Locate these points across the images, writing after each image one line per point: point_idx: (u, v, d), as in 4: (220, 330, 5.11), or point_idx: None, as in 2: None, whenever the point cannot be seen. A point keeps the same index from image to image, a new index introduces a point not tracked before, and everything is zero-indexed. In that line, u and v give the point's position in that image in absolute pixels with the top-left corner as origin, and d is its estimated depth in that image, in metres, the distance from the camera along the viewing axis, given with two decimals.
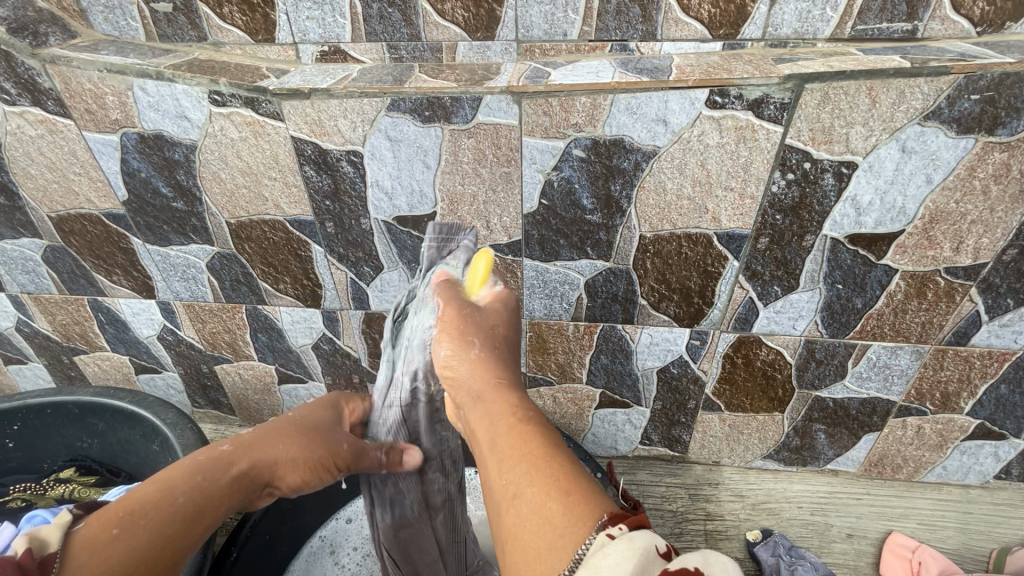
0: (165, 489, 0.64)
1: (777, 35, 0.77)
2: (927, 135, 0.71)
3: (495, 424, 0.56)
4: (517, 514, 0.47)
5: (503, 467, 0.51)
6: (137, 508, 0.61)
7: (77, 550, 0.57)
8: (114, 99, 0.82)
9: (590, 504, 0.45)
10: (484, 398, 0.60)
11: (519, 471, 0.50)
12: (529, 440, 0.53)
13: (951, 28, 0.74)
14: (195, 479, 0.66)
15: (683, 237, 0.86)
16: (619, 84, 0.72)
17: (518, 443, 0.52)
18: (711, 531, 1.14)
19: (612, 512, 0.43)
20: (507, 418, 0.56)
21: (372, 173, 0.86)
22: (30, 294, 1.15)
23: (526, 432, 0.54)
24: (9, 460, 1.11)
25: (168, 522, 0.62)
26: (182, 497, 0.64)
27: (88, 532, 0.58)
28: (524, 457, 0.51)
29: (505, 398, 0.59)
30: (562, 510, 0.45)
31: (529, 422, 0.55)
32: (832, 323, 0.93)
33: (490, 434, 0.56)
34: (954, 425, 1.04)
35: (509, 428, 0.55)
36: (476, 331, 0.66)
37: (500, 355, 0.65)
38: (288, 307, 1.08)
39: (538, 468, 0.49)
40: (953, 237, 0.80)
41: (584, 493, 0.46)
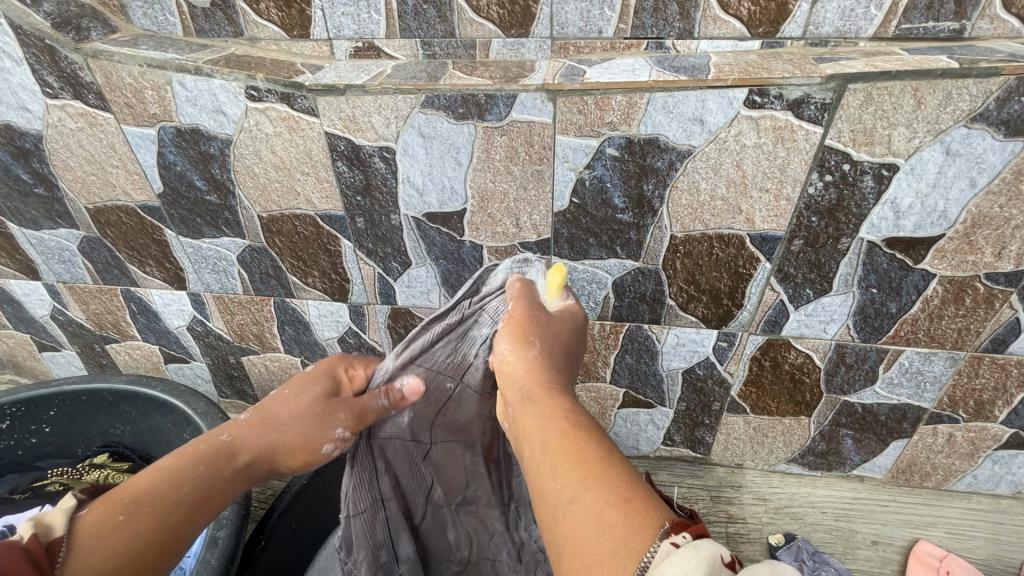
0: (168, 477, 0.61)
1: (818, 34, 0.76)
2: (973, 137, 0.70)
3: (548, 425, 0.55)
4: (572, 517, 0.46)
5: (555, 471, 0.50)
6: (140, 498, 0.59)
7: (85, 538, 0.56)
8: (153, 93, 0.84)
9: (650, 513, 0.44)
10: (534, 400, 0.59)
11: (575, 474, 0.49)
12: (586, 444, 0.52)
13: (1000, 27, 0.71)
14: (197, 467, 0.63)
15: (715, 237, 0.85)
16: (657, 82, 0.71)
17: (571, 447, 0.51)
18: (733, 533, 1.13)
19: (673, 520, 0.43)
20: (558, 421, 0.55)
21: (403, 170, 0.86)
22: (65, 284, 1.18)
23: (583, 438, 0.52)
24: (45, 445, 1.14)
25: (179, 511, 0.60)
26: (186, 487, 0.61)
27: (94, 520, 0.57)
28: (579, 462, 0.50)
29: (558, 403, 0.58)
30: (621, 517, 0.44)
31: (583, 426, 0.54)
32: (864, 328, 0.92)
33: (543, 435, 0.54)
34: (986, 434, 1.02)
35: (563, 432, 0.53)
36: (538, 333, 0.66)
37: (553, 362, 0.65)
38: (316, 300, 1.09)
39: (595, 475, 0.48)
40: (995, 242, 0.79)
41: (645, 500, 0.45)
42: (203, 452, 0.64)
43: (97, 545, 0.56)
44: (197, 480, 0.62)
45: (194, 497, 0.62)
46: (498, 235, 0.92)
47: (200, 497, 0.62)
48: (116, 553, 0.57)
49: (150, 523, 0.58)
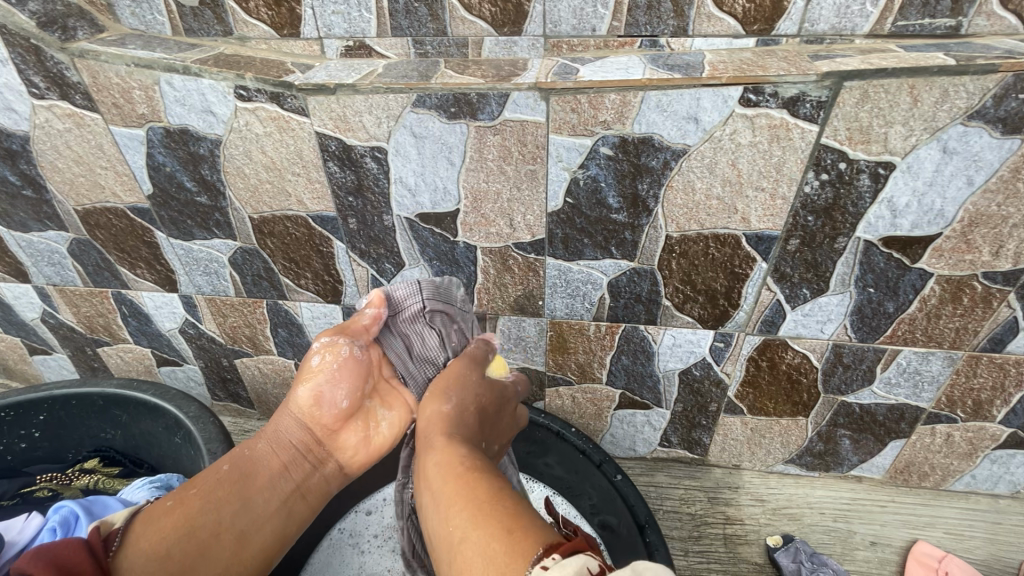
0: (212, 471, 0.73)
1: (814, 31, 0.75)
2: (970, 135, 0.69)
3: (444, 471, 0.64)
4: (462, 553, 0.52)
5: (453, 514, 0.57)
6: (188, 485, 0.71)
7: (135, 529, 0.66)
8: (141, 93, 0.82)
9: (529, 539, 0.49)
10: (433, 450, 0.69)
11: (470, 514, 0.56)
12: (473, 484, 0.60)
13: (997, 24, 0.71)
14: (240, 451, 0.76)
15: (711, 237, 0.85)
16: (651, 80, 0.71)
17: (461, 488, 0.60)
18: (730, 535, 1.12)
19: (547, 544, 0.48)
20: (452, 469, 0.64)
21: (395, 170, 0.85)
22: (55, 286, 1.16)
23: (470, 476, 0.62)
24: (36, 450, 1.12)
25: (219, 491, 0.70)
26: (227, 466, 0.74)
27: (149, 514, 0.68)
28: (470, 502, 0.57)
29: (452, 450, 0.68)
30: (504, 548, 0.49)
31: (473, 470, 0.63)
32: (861, 327, 0.91)
33: (445, 479, 0.63)
34: (985, 434, 1.01)
35: (455, 476, 0.62)
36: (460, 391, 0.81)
37: (461, 417, 0.77)
38: (309, 302, 1.08)
39: (485, 510, 0.56)
40: (992, 240, 0.78)
41: (526, 530, 0.51)
42: (244, 455, 0.75)
43: (147, 530, 0.65)
44: (235, 461, 0.75)
45: (232, 473, 0.73)
46: (492, 235, 0.91)
47: (240, 472, 0.73)
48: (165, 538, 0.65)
49: (195, 507, 0.68)
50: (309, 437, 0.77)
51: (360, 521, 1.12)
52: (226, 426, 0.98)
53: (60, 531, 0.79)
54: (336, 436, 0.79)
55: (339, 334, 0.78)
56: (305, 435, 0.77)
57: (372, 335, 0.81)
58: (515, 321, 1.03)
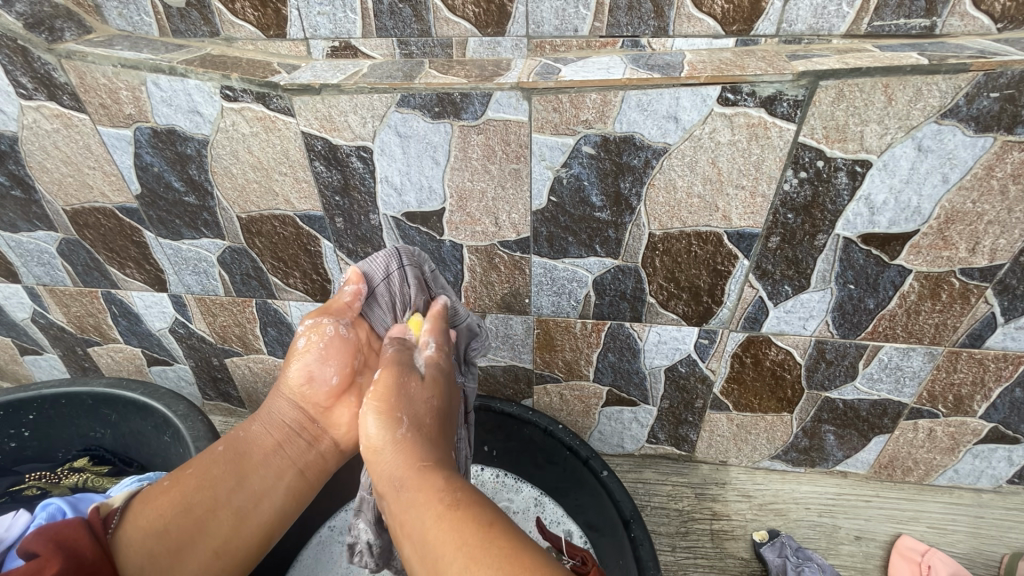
0: (208, 450, 0.75)
1: (792, 31, 0.76)
2: (944, 133, 0.70)
3: (424, 510, 0.57)
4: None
5: (443, 565, 0.51)
6: (186, 466, 0.74)
7: (133, 510, 0.70)
8: (128, 94, 0.83)
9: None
10: (405, 486, 0.60)
11: (465, 567, 0.50)
12: (461, 527, 0.53)
13: (971, 24, 0.72)
14: (234, 432, 0.77)
15: (693, 235, 0.86)
16: (631, 80, 0.71)
17: (449, 533, 0.53)
18: (717, 530, 1.13)
19: None
20: (434, 506, 0.56)
21: (381, 169, 0.86)
22: (45, 286, 1.17)
23: (458, 516, 0.54)
24: (24, 450, 1.13)
25: (215, 472, 0.73)
26: (222, 447, 0.76)
27: (148, 494, 0.72)
28: (461, 547, 0.51)
29: (430, 484, 0.59)
30: None
31: (459, 504, 0.56)
32: (843, 324, 0.92)
33: (432, 524, 0.55)
34: (966, 429, 1.03)
35: (439, 517, 0.55)
36: (406, 408, 0.67)
37: (422, 435, 0.66)
38: (298, 301, 1.09)
39: (480, 560, 0.50)
40: (969, 237, 0.79)
41: None
42: (237, 436, 0.76)
43: (147, 509, 0.70)
44: (229, 441, 0.76)
45: (227, 454, 0.75)
46: (478, 234, 0.92)
47: (234, 453, 0.75)
48: (163, 518, 0.69)
49: (192, 487, 0.71)
50: (297, 417, 0.77)
51: (351, 519, 1.13)
52: (214, 424, 0.98)
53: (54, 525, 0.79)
54: (325, 416, 0.78)
55: (322, 315, 0.74)
56: (296, 416, 0.77)
57: (356, 313, 0.77)
58: (502, 319, 1.04)
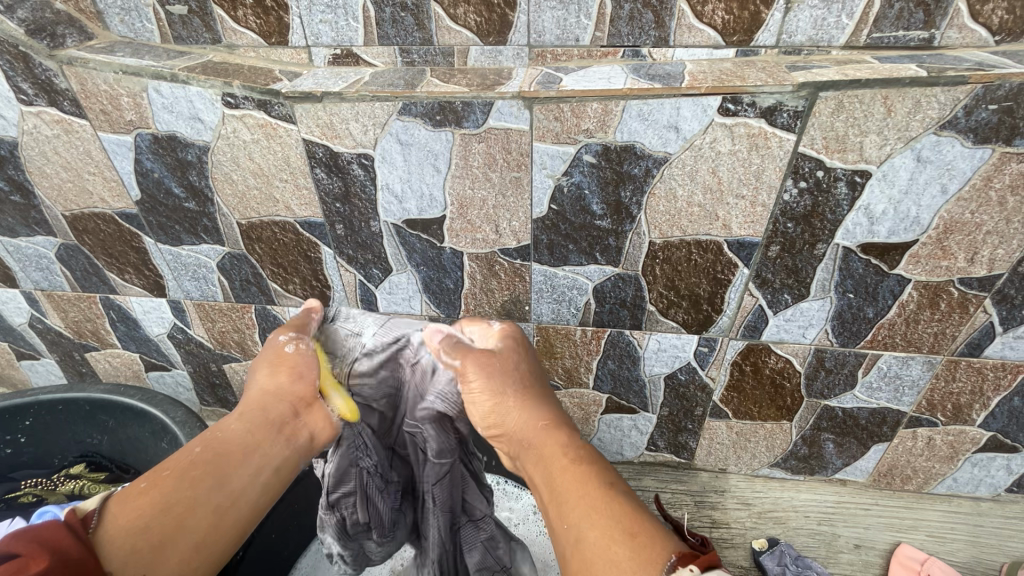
0: (181, 452, 0.57)
1: (792, 42, 0.76)
2: (943, 145, 0.71)
3: (547, 460, 0.55)
4: (581, 558, 0.48)
5: (564, 511, 0.52)
6: (160, 466, 0.55)
7: (108, 512, 0.51)
8: (129, 101, 0.83)
9: (658, 549, 0.46)
10: (533, 445, 0.57)
11: (584, 511, 0.50)
12: (588, 476, 0.53)
13: (968, 36, 0.72)
14: (207, 434, 0.58)
15: (693, 244, 0.86)
16: (632, 90, 0.72)
17: (571, 484, 0.53)
18: (716, 539, 1.13)
19: (679, 552, 0.46)
20: (560, 456, 0.55)
21: (382, 176, 0.86)
22: (43, 291, 1.16)
23: (582, 469, 0.54)
24: (20, 456, 1.12)
25: (199, 475, 0.55)
26: (198, 448, 0.56)
27: (124, 494, 0.53)
28: (591, 503, 0.51)
29: (556, 437, 0.57)
30: (628, 554, 0.46)
31: (584, 459, 0.55)
32: (842, 332, 0.93)
33: (569, 453, 0.56)
34: (965, 437, 1.03)
35: (563, 468, 0.54)
36: (481, 370, 0.60)
37: (538, 393, 0.61)
38: (297, 308, 1.09)
39: (601, 506, 0.50)
40: (967, 247, 0.79)
41: (650, 535, 0.48)
42: (206, 433, 0.58)
43: (124, 509, 0.51)
44: (207, 440, 0.57)
45: (207, 454, 0.56)
46: (478, 241, 0.92)
47: (213, 452, 0.56)
48: (142, 517, 0.51)
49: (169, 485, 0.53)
50: (279, 415, 0.60)
51: None
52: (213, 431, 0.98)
53: None
54: (316, 415, 0.62)
55: (303, 328, 0.67)
56: (276, 410, 0.60)
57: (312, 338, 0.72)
58: None
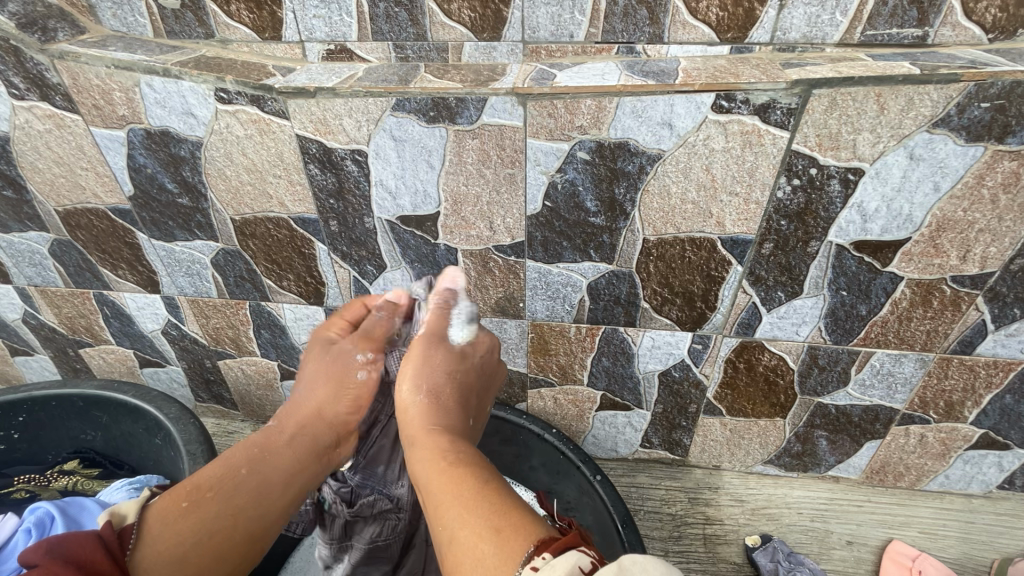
0: (225, 466, 0.73)
1: (786, 39, 0.76)
2: (936, 143, 0.71)
3: (431, 463, 0.67)
4: (455, 552, 0.55)
5: (441, 512, 0.60)
6: (202, 486, 0.70)
7: (152, 523, 0.66)
8: (121, 95, 0.83)
9: (520, 538, 0.52)
10: (419, 443, 0.72)
11: (458, 512, 0.58)
12: (464, 480, 0.62)
13: (962, 34, 0.72)
14: (255, 453, 0.76)
15: (687, 241, 0.86)
16: (625, 87, 0.72)
17: (450, 485, 0.62)
18: (710, 535, 1.13)
19: (537, 540, 0.51)
20: (441, 461, 0.66)
21: (376, 173, 0.86)
22: (36, 287, 1.16)
23: (457, 469, 0.64)
24: (14, 451, 1.12)
25: (238, 491, 0.71)
26: (243, 470, 0.73)
27: (161, 508, 0.68)
28: (460, 497, 0.60)
29: (439, 442, 0.70)
30: (492, 548, 0.52)
31: (460, 463, 0.66)
32: (835, 330, 0.93)
33: (449, 457, 0.67)
34: (957, 434, 1.03)
35: (443, 469, 0.65)
36: (427, 376, 0.80)
37: (438, 403, 0.77)
38: (292, 304, 1.08)
39: (472, 506, 0.58)
40: (960, 245, 0.80)
41: (514, 528, 0.54)
42: (252, 450, 0.76)
43: (163, 529, 0.66)
44: (251, 463, 0.74)
45: (251, 477, 0.73)
46: (473, 238, 0.92)
47: (257, 478, 0.74)
48: (186, 537, 0.66)
49: (213, 506, 0.69)
50: (324, 441, 0.83)
51: None
52: (206, 427, 0.98)
53: (36, 531, 0.78)
54: (343, 441, 0.87)
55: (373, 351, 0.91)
56: (323, 439, 0.83)
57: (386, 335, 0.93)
58: (496, 323, 1.04)
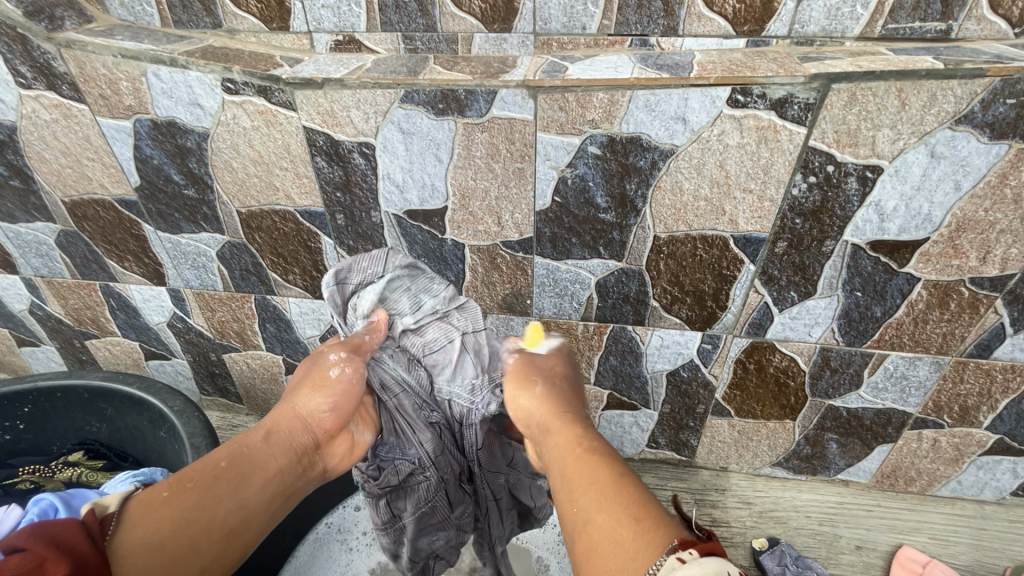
0: (209, 459, 0.64)
1: (804, 32, 0.74)
2: (958, 140, 0.69)
3: (565, 449, 0.63)
4: (589, 537, 0.52)
5: (573, 494, 0.57)
6: (185, 477, 0.61)
7: (134, 513, 0.57)
8: (128, 85, 0.82)
9: (663, 532, 0.48)
10: (549, 429, 0.69)
11: (593, 497, 0.54)
12: (600, 466, 0.58)
13: (987, 28, 0.70)
14: (236, 448, 0.65)
15: (699, 239, 0.84)
16: (639, 80, 0.70)
17: (585, 471, 0.58)
18: (716, 537, 1.12)
19: (682, 538, 0.46)
20: (575, 448, 0.63)
21: (383, 166, 0.85)
22: (43, 278, 1.16)
23: (593, 459, 0.60)
24: (20, 441, 1.12)
25: (218, 485, 0.61)
26: (223, 463, 0.63)
27: (144, 499, 0.58)
28: (597, 485, 0.56)
29: (573, 431, 0.66)
30: (633, 535, 0.49)
31: (595, 451, 0.61)
32: (849, 331, 0.91)
33: (582, 444, 0.63)
34: (971, 440, 1.01)
35: (578, 456, 0.61)
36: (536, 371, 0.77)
37: (564, 391, 0.75)
38: (297, 298, 1.08)
39: (607, 493, 0.54)
40: (980, 246, 0.78)
41: (656, 520, 0.50)
42: (237, 438, 0.67)
43: (143, 522, 0.56)
44: (233, 456, 0.64)
45: (230, 470, 0.62)
46: (480, 234, 0.91)
47: (238, 463, 0.63)
48: (163, 526, 0.56)
49: (196, 496, 0.59)
50: (305, 440, 0.70)
51: (349, 517, 1.14)
52: (211, 421, 0.97)
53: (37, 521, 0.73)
54: (330, 441, 0.73)
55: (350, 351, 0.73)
56: (302, 438, 0.69)
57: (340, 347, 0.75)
58: (504, 320, 1.03)
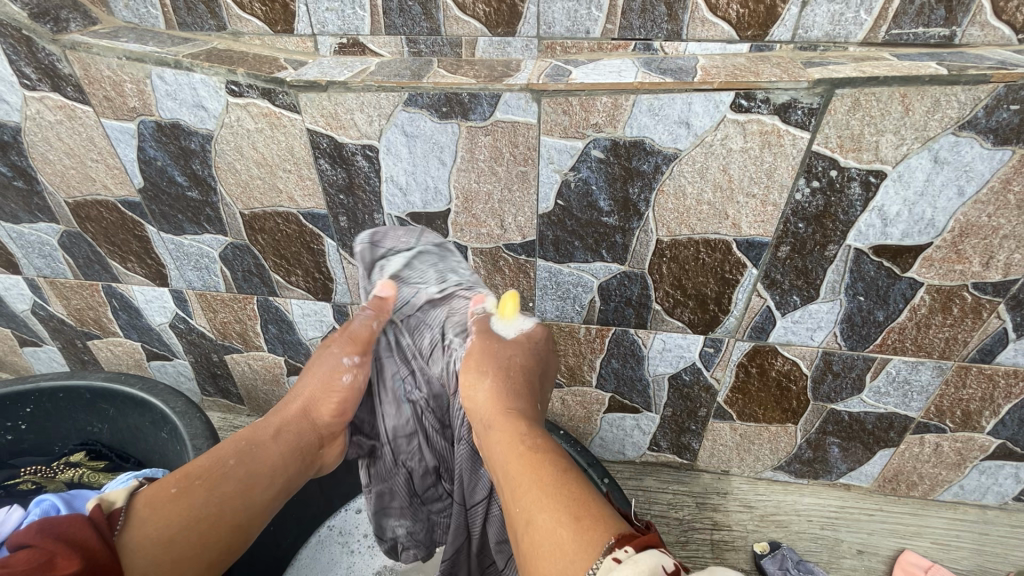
0: (216, 455, 0.66)
1: (807, 37, 0.74)
2: (961, 145, 0.69)
3: (510, 448, 0.62)
4: (530, 536, 0.53)
5: (517, 494, 0.57)
6: (193, 473, 0.64)
7: (142, 509, 0.60)
8: (132, 87, 0.82)
9: (599, 529, 0.49)
10: (495, 425, 0.66)
11: (536, 495, 0.55)
12: (545, 466, 0.58)
13: (991, 34, 0.70)
14: (242, 444, 0.68)
15: (702, 243, 0.84)
16: (643, 84, 0.70)
17: (526, 473, 0.58)
18: (718, 541, 1.12)
19: (619, 534, 0.48)
20: (520, 444, 0.62)
21: (387, 168, 0.85)
22: (45, 278, 1.16)
23: (539, 458, 0.59)
24: (21, 442, 1.12)
25: (225, 484, 0.64)
26: (232, 459, 0.66)
27: (151, 494, 0.62)
28: (541, 484, 0.56)
29: (517, 427, 0.64)
30: (571, 535, 0.49)
31: (541, 448, 0.61)
32: (851, 335, 0.91)
33: (527, 441, 0.62)
34: (973, 445, 1.01)
35: (523, 454, 0.60)
36: (489, 361, 0.73)
37: (512, 382, 0.72)
38: (300, 300, 1.08)
39: (551, 493, 0.55)
40: (983, 251, 0.78)
41: (595, 518, 0.51)
42: (243, 433, 0.70)
43: (152, 516, 0.60)
44: (240, 453, 0.67)
45: (239, 468, 0.66)
46: (483, 236, 0.91)
47: (245, 461, 0.67)
48: (171, 522, 0.60)
49: (205, 493, 0.63)
50: (309, 441, 0.74)
51: (350, 519, 1.14)
52: (213, 422, 0.97)
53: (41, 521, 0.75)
54: (331, 441, 0.78)
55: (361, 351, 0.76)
56: (304, 439, 0.73)
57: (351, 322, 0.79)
58: None
